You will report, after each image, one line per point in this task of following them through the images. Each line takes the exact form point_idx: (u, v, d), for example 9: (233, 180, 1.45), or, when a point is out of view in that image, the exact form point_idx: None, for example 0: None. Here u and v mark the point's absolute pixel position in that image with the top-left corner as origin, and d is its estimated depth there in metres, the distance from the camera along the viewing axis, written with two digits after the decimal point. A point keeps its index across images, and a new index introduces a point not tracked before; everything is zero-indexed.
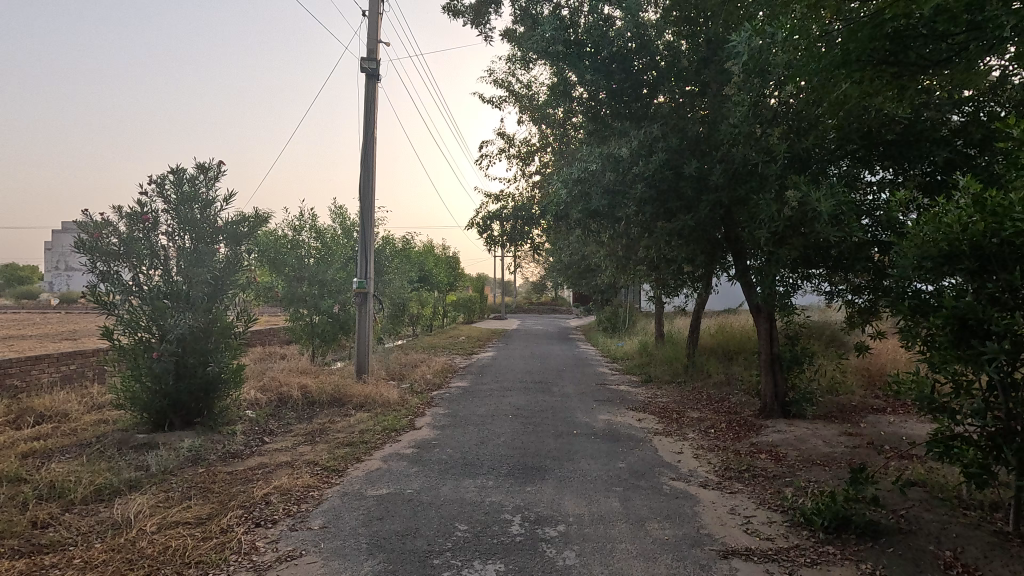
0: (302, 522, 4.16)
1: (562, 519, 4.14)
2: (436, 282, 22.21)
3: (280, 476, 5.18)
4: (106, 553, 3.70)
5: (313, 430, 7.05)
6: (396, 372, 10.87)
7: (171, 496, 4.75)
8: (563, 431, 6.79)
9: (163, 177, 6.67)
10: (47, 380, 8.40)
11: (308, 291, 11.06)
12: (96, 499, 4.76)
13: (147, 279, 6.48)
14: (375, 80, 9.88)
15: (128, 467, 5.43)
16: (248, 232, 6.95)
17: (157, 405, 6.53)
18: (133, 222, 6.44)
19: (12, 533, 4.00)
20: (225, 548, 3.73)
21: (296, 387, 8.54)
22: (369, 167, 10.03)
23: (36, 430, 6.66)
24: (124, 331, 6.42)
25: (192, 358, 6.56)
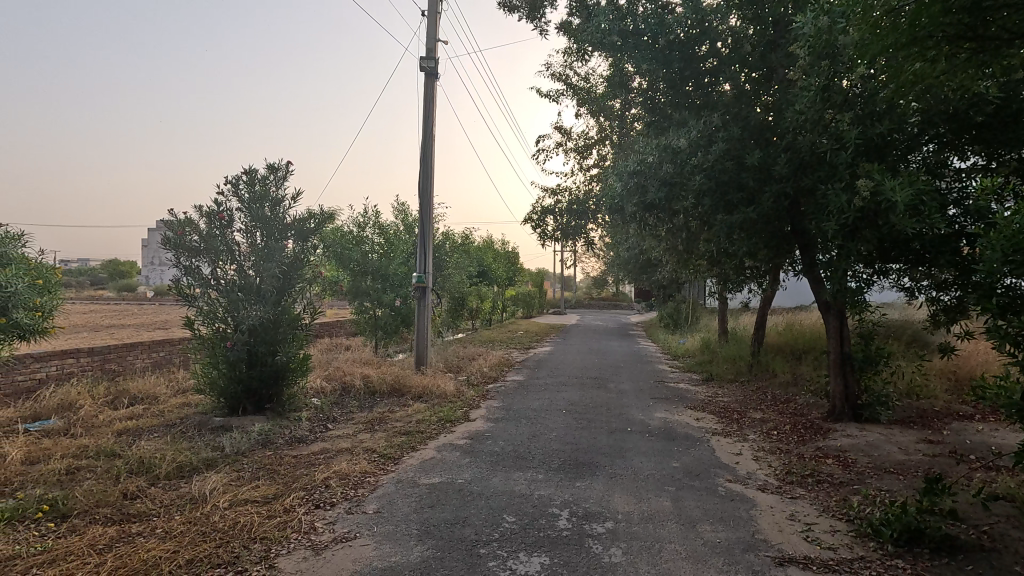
0: (358, 507, 4.34)
1: (611, 517, 4.10)
2: (496, 277, 22.41)
3: (340, 461, 5.44)
4: (183, 524, 4.02)
5: (373, 418, 7.33)
6: (453, 364, 11.09)
7: (241, 476, 5.09)
8: (617, 427, 6.73)
9: (238, 177, 7.13)
10: (141, 364, 9.22)
11: (371, 284, 11.48)
12: (178, 474, 5.19)
13: (223, 273, 6.96)
14: (434, 78, 10.08)
15: (205, 447, 5.87)
16: (314, 229, 7.31)
17: (232, 391, 7.01)
18: (211, 221, 6.93)
19: (106, 502, 4.45)
20: (288, 527, 3.97)
21: (359, 376, 8.92)
22: (428, 164, 10.25)
23: (130, 410, 7.33)
24: (203, 321, 6.94)
25: (263, 348, 7.00)
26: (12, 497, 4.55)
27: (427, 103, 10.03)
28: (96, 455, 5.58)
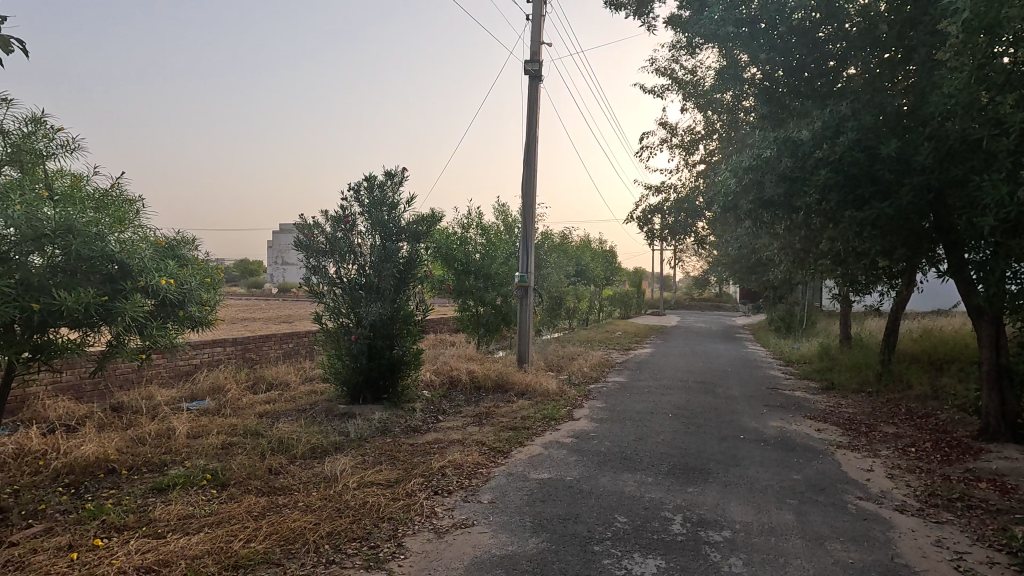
0: (473, 496, 4.56)
1: (728, 525, 3.97)
2: (594, 276, 22.22)
3: (454, 451, 5.73)
4: (321, 500, 4.47)
5: (480, 412, 7.62)
6: (554, 363, 11.17)
7: (366, 460, 5.52)
8: (729, 435, 6.45)
9: (359, 184, 7.72)
10: (274, 354, 10.24)
11: (473, 283, 11.87)
12: (312, 455, 5.74)
13: (347, 272, 7.57)
14: (537, 80, 10.23)
15: (334, 431, 6.44)
16: (426, 230, 7.74)
17: (354, 381, 7.60)
18: (337, 224, 7.57)
19: (256, 475, 5.04)
20: (412, 509, 4.27)
21: (465, 371, 9.32)
22: (531, 165, 10.43)
23: (268, 395, 8.19)
24: (329, 316, 7.60)
25: (382, 342, 7.54)
26: (183, 465, 5.30)
27: (530, 106, 10.20)
28: (244, 434, 6.31)
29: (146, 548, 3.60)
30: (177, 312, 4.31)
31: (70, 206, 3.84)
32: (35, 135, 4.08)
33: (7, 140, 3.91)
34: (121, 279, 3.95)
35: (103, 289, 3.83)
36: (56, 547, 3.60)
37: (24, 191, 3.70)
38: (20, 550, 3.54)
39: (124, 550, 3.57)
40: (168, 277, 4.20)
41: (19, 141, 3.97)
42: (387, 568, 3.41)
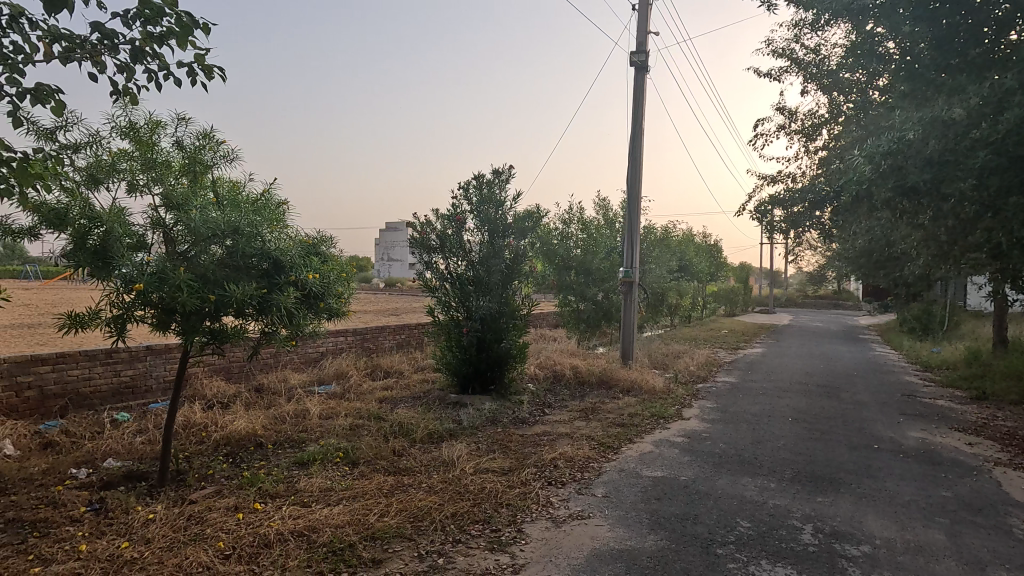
0: (587, 489, 4.61)
1: (866, 540, 3.69)
2: (697, 272, 21.29)
3: (564, 445, 5.80)
4: (442, 482, 4.74)
5: (586, 408, 7.64)
6: (659, 360, 10.90)
7: (479, 448, 5.76)
8: (861, 443, 5.95)
9: (468, 182, 8.00)
10: (389, 344, 10.91)
11: (575, 278, 11.86)
12: (430, 440, 6.08)
13: (457, 268, 7.89)
14: (644, 71, 10.00)
15: (448, 418, 6.78)
16: (532, 226, 7.87)
17: (464, 372, 7.91)
18: (448, 222, 7.91)
19: (383, 456, 5.43)
20: (528, 498, 4.40)
21: (569, 366, 9.38)
22: (636, 159, 10.23)
23: (385, 382, 8.76)
24: (441, 310, 7.98)
25: (490, 335, 7.79)
26: (318, 443, 5.83)
27: (636, 98, 10.00)
28: (368, 417, 6.81)
29: (297, 514, 4.02)
30: (318, 303, 4.76)
31: (233, 210, 4.39)
32: (204, 148, 4.68)
33: (183, 152, 4.54)
34: (275, 273, 4.43)
35: (262, 283, 4.33)
36: (225, 507, 4.14)
37: (199, 199, 4.31)
38: (197, 507, 4.11)
39: (278, 514, 4.02)
40: (313, 271, 4.64)
41: (191, 153, 4.59)
42: (510, 551, 3.55)
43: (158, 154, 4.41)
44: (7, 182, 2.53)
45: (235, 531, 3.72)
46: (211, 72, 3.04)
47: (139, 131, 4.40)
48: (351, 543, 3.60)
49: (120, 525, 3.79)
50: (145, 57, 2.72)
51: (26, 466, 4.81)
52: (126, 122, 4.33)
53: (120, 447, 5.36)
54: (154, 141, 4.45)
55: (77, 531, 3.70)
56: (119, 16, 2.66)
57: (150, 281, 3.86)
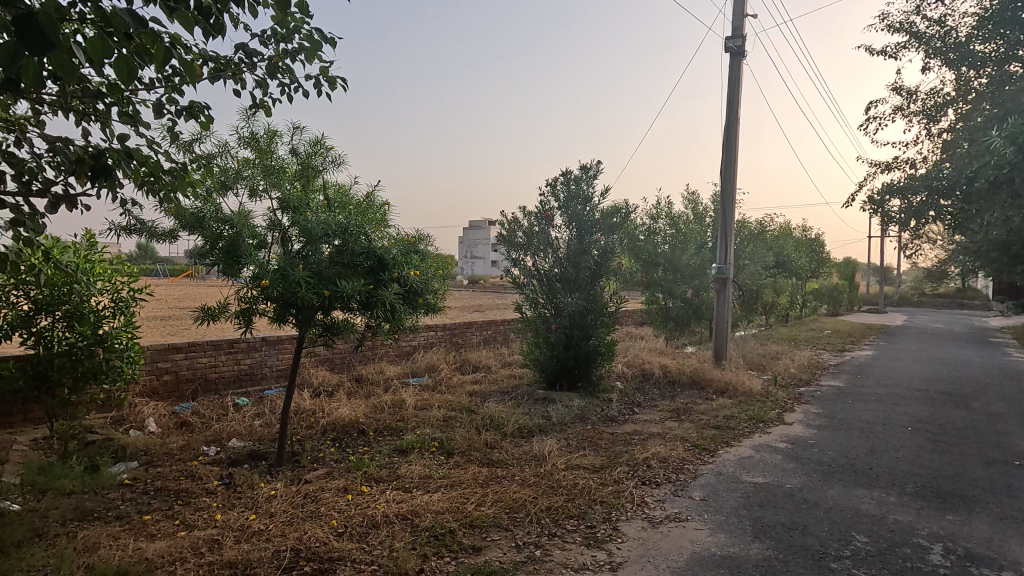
0: (683, 491, 4.48)
1: (1009, 565, 3.31)
2: (796, 268, 19.93)
3: (656, 445, 5.68)
4: (535, 476, 4.80)
5: (678, 408, 7.42)
6: (755, 361, 10.36)
7: (569, 444, 5.77)
8: (998, 458, 5.32)
9: (555, 179, 7.99)
10: (476, 340, 11.18)
11: (663, 275, 11.52)
12: (520, 434, 6.18)
13: (545, 265, 7.93)
14: (739, 57, 9.52)
15: (537, 414, 6.85)
16: (620, 222, 7.74)
17: (552, 368, 7.95)
18: (536, 219, 7.96)
19: (476, 448, 5.59)
20: (622, 496, 4.35)
21: (657, 365, 9.16)
22: (731, 149, 9.76)
23: (474, 376, 9.00)
24: (529, 306, 8.06)
25: (578, 332, 7.78)
26: (414, 432, 6.11)
27: (731, 85, 9.54)
28: (460, 410, 7.02)
29: (400, 498, 4.24)
30: (417, 299, 4.98)
31: (342, 212, 4.69)
32: (315, 154, 5.01)
33: (296, 159, 4.90)
34: (380, 270, 4.69)
35: (368, 280, 4.60)
36: (336, 488, 4.44)
37: (312, 202, 4.64)
38: (312, 487, 4.44)
39: (383, 498, 4.25)
40: (413, 268, 4.86)
41: (304, 159, 4.94)
42: (607, 548, 3.54)
43: (275, 161, 4.78)
44: (169, 190, 2.86)
45: (346, 511, 3.99)
46: (335, 83, 3.27)
47: (259, 140, 4.80)
48: (451, 529, 3.75)
49: (247, 499, 4.18)
50: (280, 72, 2.98)
51: (167, 442, 5.43)
52: (249, 133, 4.74)
53: (243, 429, 5.90)
54: (272, 149, 4.83)
55: (212, 502, 4.12)
56: (258, 36, 2.93)
57: (273, 278, 4.23)
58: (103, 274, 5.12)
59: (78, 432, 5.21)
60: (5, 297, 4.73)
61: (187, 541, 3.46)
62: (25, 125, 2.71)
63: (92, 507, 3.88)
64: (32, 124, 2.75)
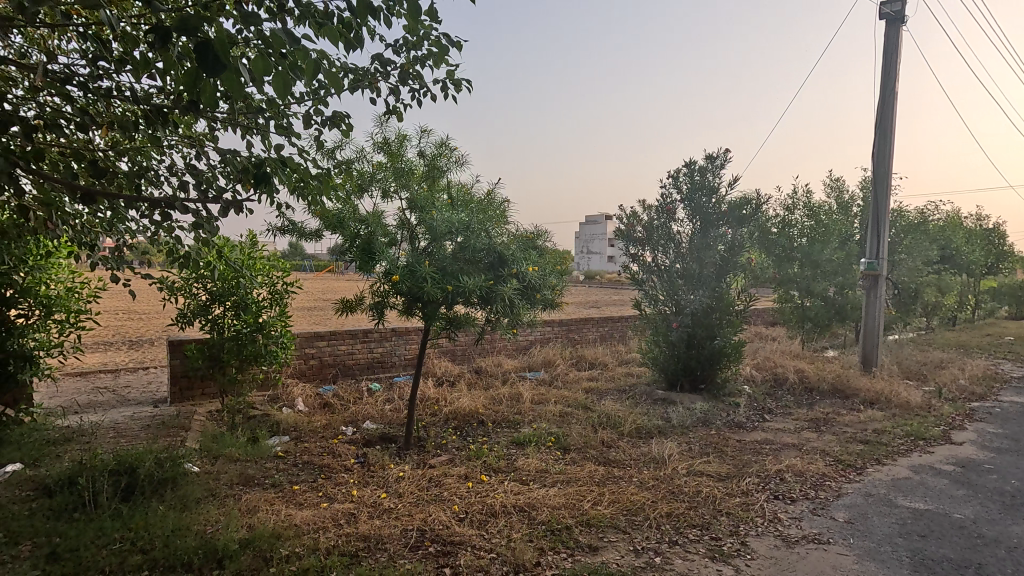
0: (823, 510, 4.06)
1: None
2: (969, 263, 17.14)
3: (791, 457, 5.20)
4: (654, 480, 4.63)
5: (816, 418, 6.74)
6: (913, 370, 9.09)
7: (691, 448, 5.49)
8: None
9: (678, 170, 7.61)
10: (593, 336, 11.06)
11: (799, 271, 10.52)
12: (638, 434, 6.00)
13: (665, 260, 7.59)
14: (898, 23, 8.38)
15: (656, 415, 6.61)
16: (751, 214, 7.19)
17: (672, 368, 7.62)
18: (656, 213, 7.64)
19: (593, 446, 5.53)
20: (751, 509, 4.05)
21: (792, 370, 8.42)
22: (886, 130, 8.64)
23: (591, 373, 8.91)
24: (648, 303, 7.77)
25: (702, 332, 7.38)
26: (531, 426, 6.19)
27: (887, 56, 8.43)
28: (576, 406, 6.99)
29: (518, 490, 4.32)
30: (536, 295, 5.04)
31: (465, 210, 4.87)
32: (440, 156, 5.24)
33: (424, 160, 5.16)
34: (500, 266, 4.81)
35: (489, 275, 4.74)
36: (458, 475, 4.64)
37: (437, 201, 4.86)
38: (435, 472, 4.68)
39: (502, 488, 4.36)
40: (531, 264, 4.94)
41: (431, 161, 5.19)
42: (733, 563, 3.31)
43: (405, 163, 5.07)
44: (316, 194, 3.14)
45: (466, 498, 4.15)
46: (460, 85, 3.36)
47: (391, 144, 5.12)
48: (568, 526, 3.74)
49: (379, 478, 4.51)
50: (410, 78, 3.15)
51: (312, 420, 6.04)
52: (382, 138, 5.08)
53: (375, 412, 6.39)
54: (402, 152, 5.13)
55: (349, 478, 4.51)
56: (391, 46, 3.11)
57: (402, 273, 4.51)
58: (262, 269, 5.82)
59: (243, 407, 5.99)
60: (189, 288, 5.56)
61: (329, 512, 3.82)
62: (203, 141, 3.10)
63: (253, 474, 4.43)
64: (208, 139, 3.14)
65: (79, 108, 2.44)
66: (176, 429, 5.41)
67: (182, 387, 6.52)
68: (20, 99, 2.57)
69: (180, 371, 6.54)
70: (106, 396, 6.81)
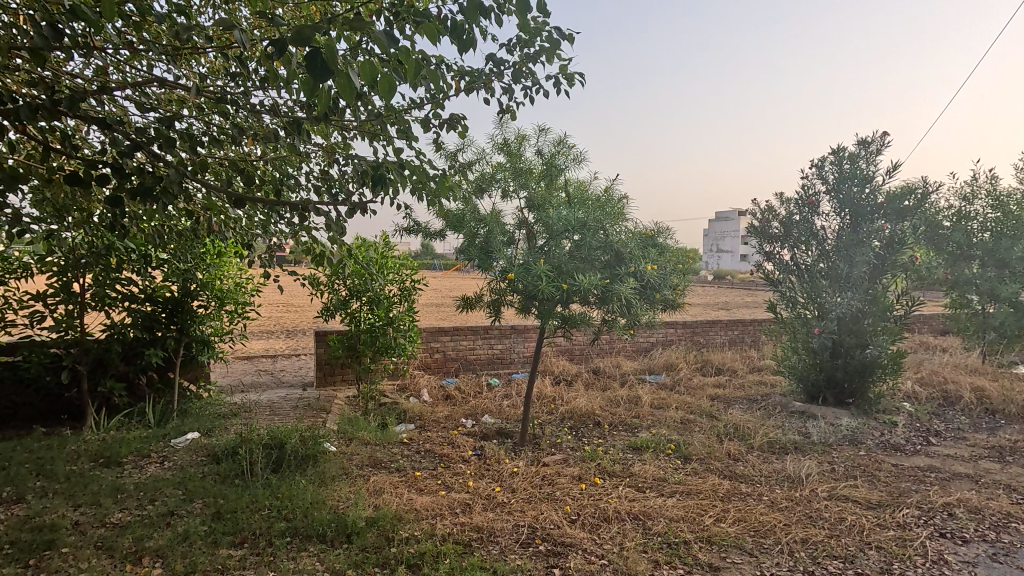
0: (1008, 557, 3.39)
1: None
2: None
3: (965, 490, 4.42)
4: (788, 500, 4.19)
5: (1001, 445, 5.66)
6: None
7: (834, 470, 4.90)
8: None
9: (824, 158, 6.81)
10: (721, 340, 10.37)
11: (979, 272, 8.91)
12: (770, 449, 5.48)
13: (806, 259, 6.85)
14: None
15: (792, 429, 6.00)
16: (915, 205, 6.23)
17: (813, 379, 6.86)
18: (796, 206, 6.91)
19: (717, 457, 5.16)
20: (910, 547, 3.50)
21: (968, 387, 7.17)
22: None
23: (718, 379, 8.35)
24: (785, 306, 7.07)
25: (850, 339, 6.56)
26: (649, 431, 5.94)
27: None
28: (700, 414, 6.58)
29: (633, 497, 4.16)
30: (655, 294, 4.83)
31: (581, 207, 4.79)
32: (559, 154, 5.21)
33: (542, 159, 5.16)
34: (617, 265, 4.69)
35: (606, 273, 4.64)
36: (571, 475, 4.60)
37: (554, 199, 4.84)
38: (549, 470, 4.67)
39: (616, 493, 4.23)
40: (651, 262, 4.76)
41: (549, 159, 5.18)
42: None
43: (524, 163, 5.12)
44: (433, 194, 3.27)
45: (579, 500, 4.09)
46: (573, 79, 3.30)
47: (510, 144, 5.19)
48: (686, 540, 3.52)
49: (494, 472, 4.61)
50: (524, 76, 3.16)
51: (435, 410, 6.36)
52: (502, 138, 5.17)
53: (493, 407, 6.55)
54: (521, 151, 5.19)
55: (467, 469, 4.68)
56: (504, 45, 3.13)
57: (518, 271, 4.55)
58: (393, 267, 6.24)
59: (375, 394, 6.48)
60: (330, 285, 6.14)
61: (447, 500, 3.98)
62: (336, 149, 3.38)
63: (381, 458, 4.77)
64: (342, 147, 3.41)
65: (235, 123, 2.79)
66: (319, 411, 6.01)
67: (325, 373, 7.22)
68: (194, 119, 3.00)
69: (324, 359, 7.25)
70: (266, 378, 7.78)
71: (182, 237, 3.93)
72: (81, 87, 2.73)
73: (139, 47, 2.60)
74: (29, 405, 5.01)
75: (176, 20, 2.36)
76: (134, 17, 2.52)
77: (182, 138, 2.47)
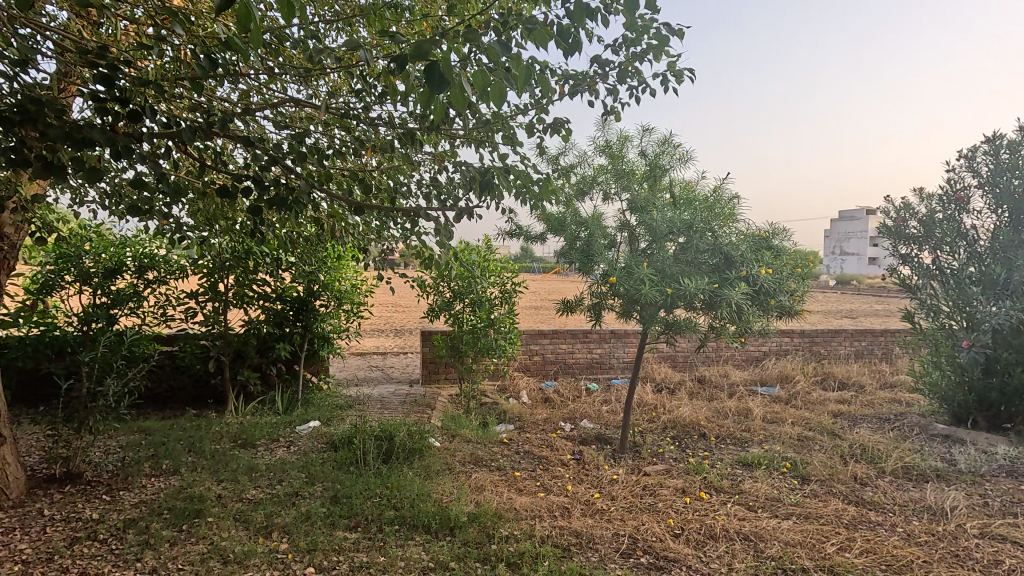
0: None
1: None
2: None
3: None
4: (927, 535, 3.72)
5: None
6: None
7: (987, 504, 4.27)
8: None
9: (976, 147, 5.98)
10: (845, 351, 9.44)
11: None
12: (905, 475, 4.90)
13: (952, 262, 6.03)
14: None
15: (933, 454, 5.32)
16: None
17: (960, 399, 6.06)
18: (940, 203, 6.13)
19: (840, 479, 4.71)
20: None
21: None
22: None
23: (841, 394, 7.61)
24: (925, 315, 6.24)
25: (1009, 355, 5.63)
26: (761, 447, 5.55)
27: None
28: (820, 431, 6.04)
29: (742, 516, 3.91)
30: (768, 300, 4.52)
31: (687, 208, 4.60)
32: (663, 154, 5.04)
33: (645, 159, 5.02)
34: (727, 269, 4.45)
35: (714, 278, 4.41)
36: (675, 487, 4.42)
37: (658, 200, 4.68)
38: (651, 480, 4.53)
39: (724, 510, 4.00)
40: (765, 265, 4.47)
41: (652, 159, 5.03)
42: None
43: (626, 164, 5.01)
44: (536, 198, 3.29)
45: (683, 514, 3.92)
46: (682, 76, 3.18)
47: (612, 146, 5.11)
48: (804, 568, 3.24)
49: (594, 478, 4.56)
50: (630, 76, 3.10)
51: (534, 412, 6.41)
52: (603, 140, 5.11)
53: (592, 412, 6.47)
54: (623, 152, 5.08)
55: (566, 473, 4.66)
56: (610, 46, 3.09)
57: (620, 274, 4.47)
58: (495, 270, 6.39)
59: (476, 394, 6.66)
60: (436, 286, 6.41)
61: (545, 502, 3.99)
62: (444, 156, 3.52)
63: (481, 457, 4.89)
64: (449, 155, 3.56)
65: (356, 136, 3.02)
66: (424, 408, 6.29)
67: (430, 371, 7.55)
68: (320, 135, 3.28)
69: (429, 358, 7.59)
70: (378, 374, 8.30)
71: (308, 242, 4.30)
72: (230, 110, 3.10)
73: (276, 71, 2.90)
74: (185, 389, 5.79)
75: (307, 44, 2.60)
76: (274, 45, 2.81)
77: (311, 152, 2.72)
